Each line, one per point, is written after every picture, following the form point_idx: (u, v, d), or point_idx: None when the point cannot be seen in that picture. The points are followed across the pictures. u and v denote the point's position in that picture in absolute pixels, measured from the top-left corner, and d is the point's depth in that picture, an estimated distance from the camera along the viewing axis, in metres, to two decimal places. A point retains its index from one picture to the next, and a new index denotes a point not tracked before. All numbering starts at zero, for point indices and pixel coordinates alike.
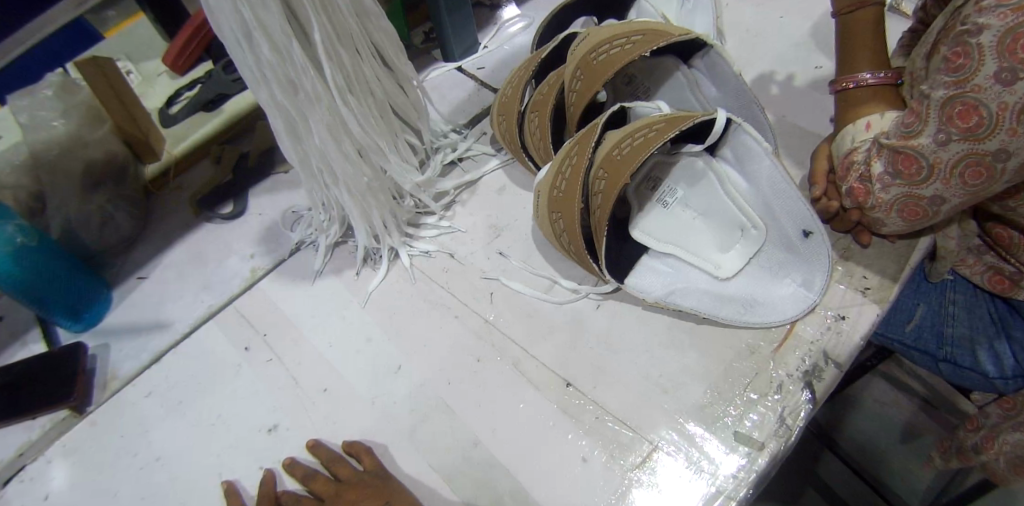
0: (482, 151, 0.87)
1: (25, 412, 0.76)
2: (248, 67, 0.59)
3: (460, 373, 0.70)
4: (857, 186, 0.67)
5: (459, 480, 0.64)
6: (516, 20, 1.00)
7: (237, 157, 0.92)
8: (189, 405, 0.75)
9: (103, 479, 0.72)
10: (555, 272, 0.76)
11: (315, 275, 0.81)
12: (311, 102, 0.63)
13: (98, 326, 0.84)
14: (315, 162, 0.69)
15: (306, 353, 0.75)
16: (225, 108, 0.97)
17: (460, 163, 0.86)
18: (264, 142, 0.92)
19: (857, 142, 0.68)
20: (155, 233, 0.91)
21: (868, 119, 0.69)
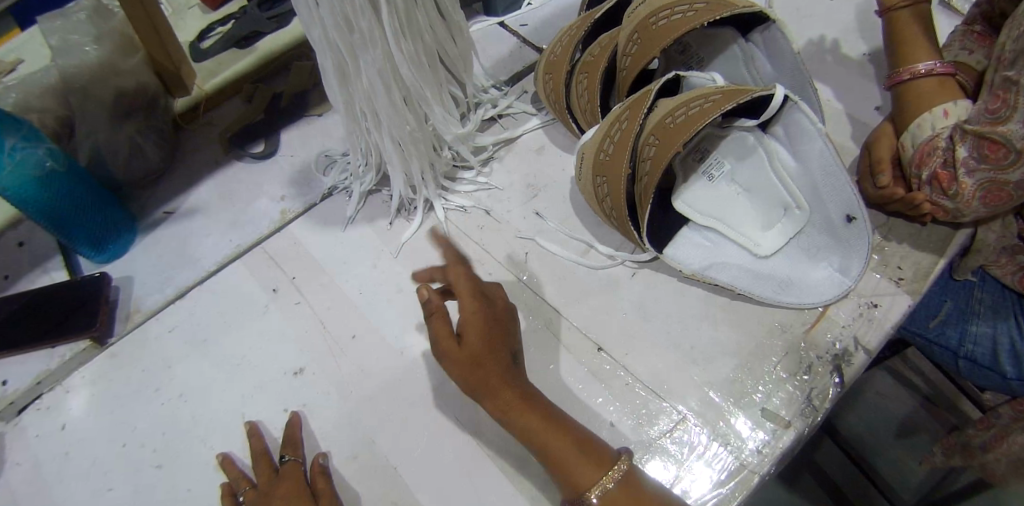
0: (523, 109, 0.85)
1: (47, 340, 0.76)
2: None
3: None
4: (939, 172, 0.64)
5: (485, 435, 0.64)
6: None
7: (269, 98, 0.90)
8: (214, 342, 0.74)
9: (127, 409, 0.72)
10: (592, 237, 0.75)
11: (347, 222, 0.80)
12: (364, 43, 0.61)
13: (121, 258, 0.83)
14: (360, 106, 0.67)
15: (335, 300, 0.74)
16: (256, 47, 0.94)
17: (500, 120, 0.85)
18: (298, 83, 0.90)
19: (939, 129, 0.66)
20: (181, 170, 0.89)
21: (944, 106, 0.67)
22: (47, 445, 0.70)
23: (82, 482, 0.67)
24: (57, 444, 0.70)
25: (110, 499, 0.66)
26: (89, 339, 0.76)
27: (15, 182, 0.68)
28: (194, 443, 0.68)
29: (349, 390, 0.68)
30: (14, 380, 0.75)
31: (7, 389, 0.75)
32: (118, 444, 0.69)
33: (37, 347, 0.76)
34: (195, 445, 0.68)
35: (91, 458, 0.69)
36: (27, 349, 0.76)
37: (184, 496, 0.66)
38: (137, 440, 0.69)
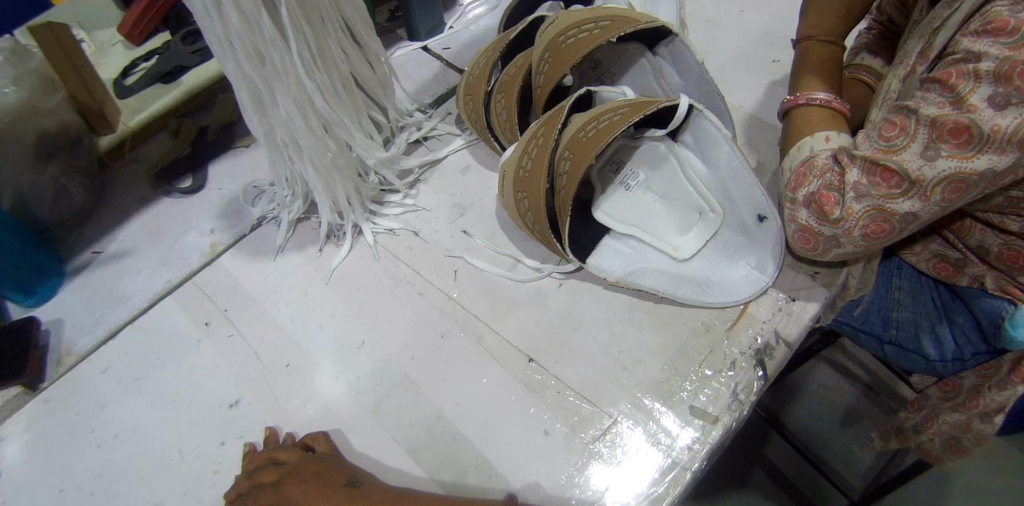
0: (448, 131, 0.87)
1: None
2: (214, 34, 0.58)
3: (424, 350, 0.71)
4: (823, 195, 0.60)
5: (423, 453, 0.65)
6: (480, 3, 1.00)
7: (195, 131, 0.89)
8: (149, 380, 0.73)
9: (59, 456, 0.70)
10: (519, 251, 0.77)
11: (277, 251, 0.80)
12: (277, 75, 0.62)
13: (50, 301, 0.81)
14: (279, 136, 0.68)
15: (268, 329, 0.74)
16: (183, 80, 0.93)
17: (425, 142, 0.86)
18: (224, 116, 0.90)
19: (816, 151, 0.65)
20: (110, 208, 0.88)
21: (826, 133, 0.66)
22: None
23: None
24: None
25: None
26: (19, 385, 0.74)
27: None
28: (132, 484, 0.67)
29: (285, 420, 0.68)
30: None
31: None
32: (51, 490, 0.68)
33: None
34: (132, 486, 0.67)
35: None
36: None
37: None
38: (69, 488, 0.67)
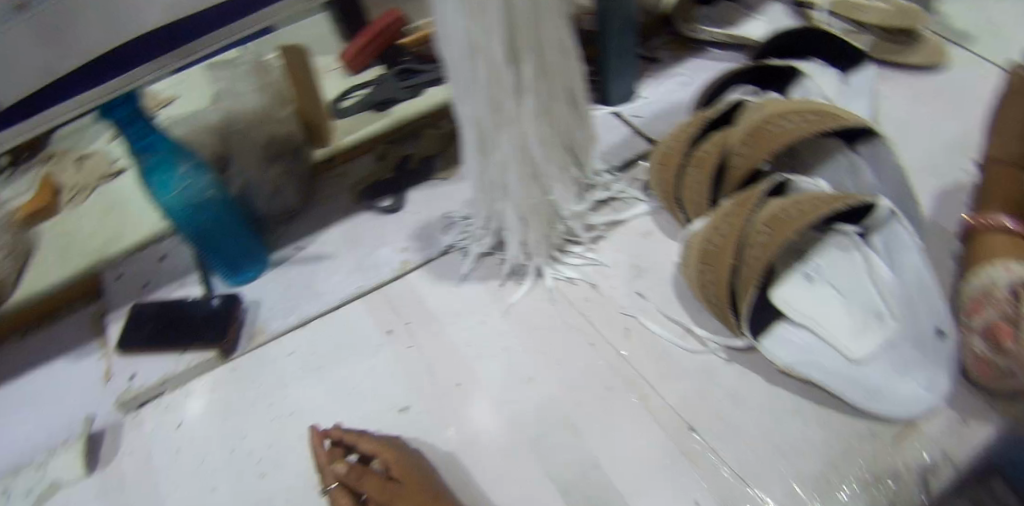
0: (635, 196, 0.92)
1: (174, 345, 0.83)
2: (463, 77, 0.65)
3: (586, 394, 0.75)
4: (998, 326, 0.65)
5: (574, 495, 0.67)
6: (673, 79, 1.06)
7: (399, 158, 0.99)
8: (329, 370, 0.80)
9: (241, 424, 0.78)
10: (690, 321, 0.80)
11: (462, 278, 0.86)
12: (508, 122, 0.69)
13: (251, 284, 0.90)
14: (493, 177, 0.75)
15: (445, 349, 0.80)
16: (393, 112, 1.03)
17: (611, 203, 0.92)
18: (427, 148, 0.99)
19: (995, 281, 0.68)
20: (309, 209, 0.97)
21: (1007, 262, 0.68)
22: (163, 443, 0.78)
23: (185, 481, 0.74)
24: (171, 445, 0.78)
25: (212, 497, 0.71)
26: (217, 350, 0.83)
27: (178, 204, 0.79)
28: (296, 459, 0.73)
29: (452, 438, 0.73)
30: (143, 377, 0.83)
31: (136, 383, 0.83)
32: (226, 449, 0.76)
33: (165, 350, 0.84)
34: (296, 461, 0.73)
35: (199, 459, 0.76)
36: (159, 350, 0.84)
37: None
38: (248, 456, 0.75)
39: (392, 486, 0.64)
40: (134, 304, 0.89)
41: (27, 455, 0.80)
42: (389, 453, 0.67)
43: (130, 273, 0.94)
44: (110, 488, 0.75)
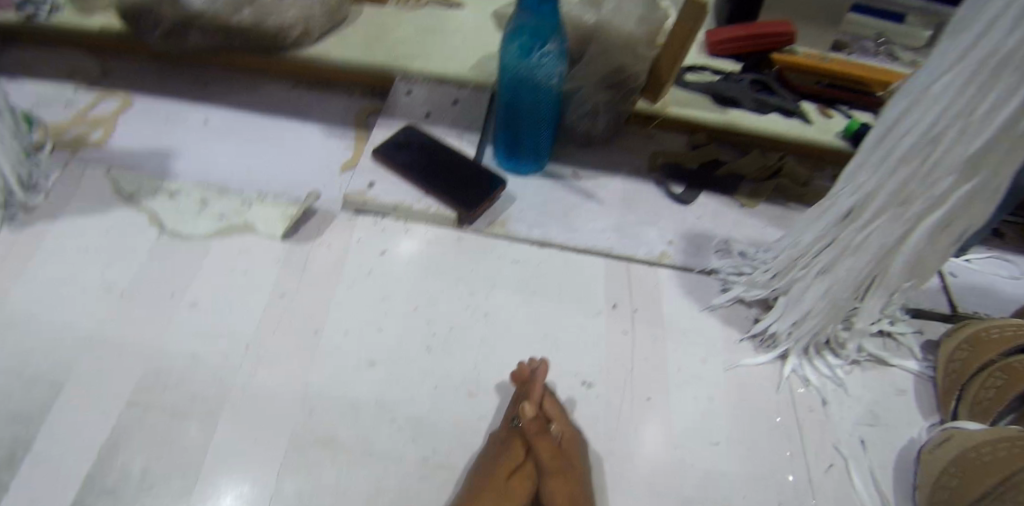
0: (913, 347, 0.86)
1: (422, 182, 0.86)
2: (886, 150, 0.63)
3: (755, 499, 0.71)
4: None
5: None
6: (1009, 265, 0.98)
7: (711, 158, 1.00)
8: (541, 300, 0.81)
9: (439, 294, 0.80)
10: (894, 501, 0.73)
11: (710, 308, 0.86)
12: (895, 221, 0.63)
13: (516, 175, 0.93)
14: (832, 250, 0.72)
15: (657, 359, 0.79)
16: (731, 113, 0.99)
17: (886, 337, 0.87)
18: (742, 168, 0.99)
19: None
20: (604, 152, 1.00)
21: None
22: (360, 258, 0.82)
23: (366, 305, 0.78)
24: (361, 261, 0.82)
25: (377, 336, 0.76)
26: (457, 213, 0.84)
27: (521, 74, 0.78)
28: (468, 359, 0.75)
29: (616, 445, 0.72)
30: (380, 192, 0.86)
31: (372, 192, 0.86)
32: (410, 304, 0.78)
33: (409, 180, 0.87)
34: (467, 360, 0.74)
35: (383, 294, 0.79)
36: (407, 178, 0.87)
37: (428, 389, 0.72)
38: (430, 327, 0.77)
39: (563, 460, 0.64)
40: (412, 124, 0.94)
41: (239, 181, 0.92)
42: (564, 425, 0.67)
43: (420, 97, 0.99)
44: (291, 261, 0.81)
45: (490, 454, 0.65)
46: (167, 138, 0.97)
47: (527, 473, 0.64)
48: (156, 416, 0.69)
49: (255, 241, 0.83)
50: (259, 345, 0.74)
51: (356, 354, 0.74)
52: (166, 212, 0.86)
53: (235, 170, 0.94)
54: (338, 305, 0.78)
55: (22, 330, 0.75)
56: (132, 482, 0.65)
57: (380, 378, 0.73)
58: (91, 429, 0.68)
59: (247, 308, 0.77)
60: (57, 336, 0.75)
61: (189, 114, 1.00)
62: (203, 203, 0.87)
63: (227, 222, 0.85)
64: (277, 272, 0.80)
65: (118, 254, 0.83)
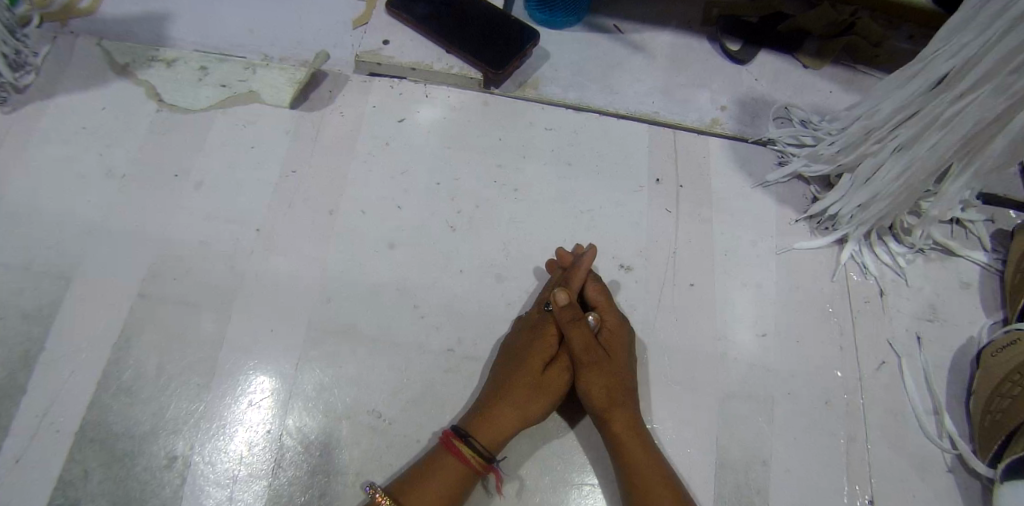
0: (982, 237, 0.76)
1: (442, 37, 0.79)
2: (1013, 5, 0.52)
3: (802, 397, 0.66)
4: None
5: (727, 474, 0.62)
6: None
7: (774, 12, 0.87)
8: (576, 173, 0.73)
9: (465, 167, 0.72)
10: (946, 403, 0.67)
11: (762, 184, 0.77)
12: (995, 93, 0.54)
13: (547, 26, 0.83)
14: (915, 122, 0.63)
15: (701, 242, 0.72)
16: None
17: (955, 226, 0.77)
18: (810, 22, 0.85)
19: None
20: (646, 6, 0.88)
21: None
22: (374, 128, 0.74)
23: (383, 181, 0.71)
24: (376, 131, 0.74)
25: (398, 216, 0.69)
26: (480, 76, 0.78)
27: None
28: (495, 239, 0.69)
29: (650, 335, 0.67)
30: (396, 50, 0.80)
31: (387, 52, 0.79)
32: (433, 180, 0.71)
33: (428, 35, 0.80)
34: (494, 240, 0.69)
35: (402, 168, 0.72)
36: (426, 33, 0.80)
37: (452, 273, 0.67)
38: (454, 205, 0.70)
39: (596, 351, 0.58)
40: None
41: (241, 45, 0.83)
42: (609, 315, 0.61)
43: None
44: (302, 133, 0.74)
45: (521, 345, 0.60)
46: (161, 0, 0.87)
47: (565, 364, 0.59)
48: (167, 307, 0.67)
49: (262, 110, 0.76)
50: (271, 229, 0.69)
51: (373, 235, 0.68)
52: (166, 82, 0.80)
53: (237, 34, 0.85)
54: (355, 182, 0.71)
55: (28, 216, 0.72)
56: (149, 380, 0.64)
57: (401, 260, 0.67)
58: (106, 317, 0.67)
59: (255, 185, 0.72)
60: (64, 221, 0.71)
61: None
62: (203, 71, 0.80)
63: (230, 91, 0.78)
64: (285, 146, 0.73)
65: (120, 131, 0.77)
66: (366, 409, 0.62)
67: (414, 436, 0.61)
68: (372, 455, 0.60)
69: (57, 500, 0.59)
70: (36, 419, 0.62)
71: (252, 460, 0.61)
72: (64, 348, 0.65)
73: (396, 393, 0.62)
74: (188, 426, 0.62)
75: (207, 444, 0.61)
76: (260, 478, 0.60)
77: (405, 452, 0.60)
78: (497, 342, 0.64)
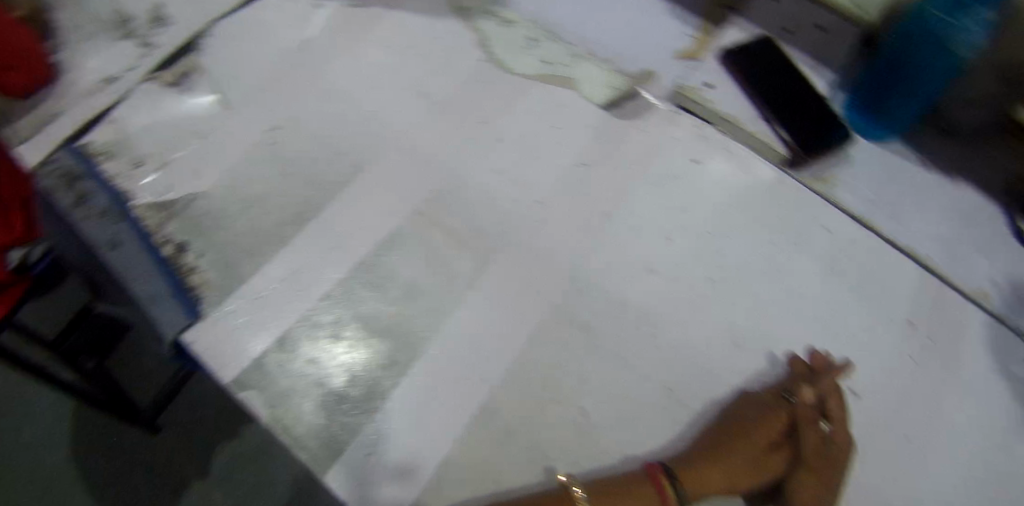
0: None
1: (762, 101, 0.79)
2: None
3: None
4: None
5: None
6: None
7: None
8: (840, 283, 0.74)
9: (739, 229, 0.75)
10: None
11: (1005, 371, 0.71)
12: None
13: (857, 134, 0.82)
14: None
15: (937, 407, 0.69)
16: None
17: None
18: None
19: None
20: (957, 150, 0.83)
21: None
22: (670, 158, 0.76)
23: (663, 210, 0.74)
24: (670, 162, 0.76)
25: (665, 248, 0.73)
26: (785, 153, 0.77)
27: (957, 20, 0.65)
28: (741, 310, 0.72)
29: (860, 472, 0.65)
30: (713, 95, 0.80)
31: (705, 92, 0.80)
32: (706, 230, 0.75)
33: (749, 94, 0.80)
34: (740, 310, 0.72)
35: (682, 206, 0.75)
36: (747, 92, 0.80)
37: (696, 323, 0.71)
38: (718, 259, 0.74)
39: (822, 463, 0.64)
40: (767, 34, 0.83)
41: (570, 28, 0.86)
42: (841, 432, 0.64)
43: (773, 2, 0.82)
44: (604, 132, 0.77)
45: (755, 421, 0.67)
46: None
47: (787, 453, 0.69)
48: (438, 234, 0.72)
49: (573, 99, 0.78)
50: (550, 208, 0.73)
51: (636, 258, 0.72)
52: (491, 35, 0.83)
53: (565, 21, 0.89)
54: (636, 198, 0.74)
55: (345, 103, 0.78)
56: (394, 289, 0.71)
57: (652, 289, 0.72)
58: (384, 218, 0.73)
59: (547, 163, 0.75)
60: (369, 120, 0.77)
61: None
62: (528, 41, 0.82)
63: (547, 70, 0.80)
64: (585, 139, 0.76)
65: (442, 59, 0.81)
66: (575, 405, 0.68)
67: (606, 450, 0.66)
68: (567, 448, 0.66)
69: (274, 352, 0.69)
70: (288, 272, 0.72)
71: (438, 401, 0.67)
72: (342, 227, 0.73)
73: (611, 403, 0.68)
74: (404, 347, 0.70)
75: (410, 371, 0.69)
76: (438, 421, 0.66)
77: (597, 460, 0.66)
78: (712, 402, 0.69)
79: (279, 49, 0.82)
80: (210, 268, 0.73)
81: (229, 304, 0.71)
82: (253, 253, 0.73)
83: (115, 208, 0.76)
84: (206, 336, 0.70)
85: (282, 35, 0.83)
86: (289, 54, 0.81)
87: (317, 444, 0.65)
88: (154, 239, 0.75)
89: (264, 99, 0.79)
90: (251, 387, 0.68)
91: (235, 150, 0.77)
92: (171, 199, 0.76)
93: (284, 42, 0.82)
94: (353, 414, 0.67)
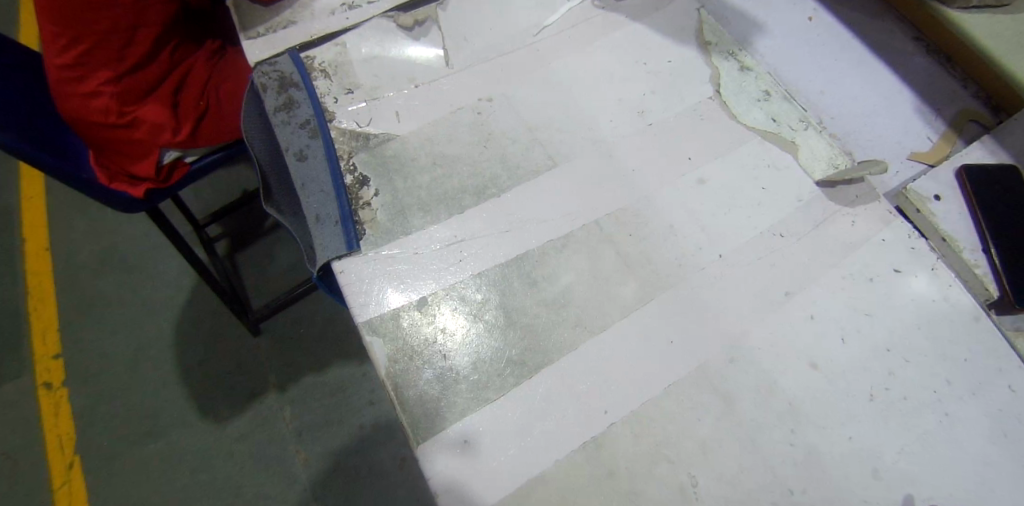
0: None
1: (990, 234, 0.76)
2: None
3: None
4: None
5: None
6: None
7: None
8: (1010, 451, 0.67)
9: (918, 356, 0.70)
10: None
11: None
12: None
13: None
14: None
15: None
16: None
17: None
18: None
19: None
20: None
21: None
22: (869, 258, 0.74)
23: (843, 307, 0.72)
24: (868, 263, 0.74)
25: (833, 346, 0.70)
26: (995, 294, 0.75)
27: None
28: (893, 439, 0.67)
29: None
30: (940, 211, 0.78)
31: (931, 206, 0.79)
32: (883, 343, 0.71)
33: (977, 222, 0.77)
34: (892, 438, 0.67)
35: (863, 312, 0.72)
36: (976, 218, 0.77)
37: (841, 435, 0.67)
38: (886, 379, 0.69)
39: None
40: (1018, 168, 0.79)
41: (807, 100, 0.87)
42: None
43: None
44: (809, 210, 0.76)
45: None
46: (766, 13, 0.93)
47: None
48: (611, 253, 0.73)
49: (793, 165, 0.79)
50: (727, 265, 0.73)
51: (798, 345, 0.70)
52: (726, 80, 0.83)
53: (803, 87, 0.88)
54: (820, 286, 0.72)
55: (567, 101, 0.81)
56: (552, 290, 0.71)
57: (806, 383, 0.68)
58: (567, 220, 0.74)
59: (739, 222, 0.75)
60: (583, 125, 0.80)
61: (797, 3, 0.94)
62: (767, 95, 0.83)
63: (778, 128, 0.80)
64: (787, 210, 0.76)
65: (669, 88, 0.82)
66: (687, 470, 0.64)
67: None
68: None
69: (415, 309, 0.70)
70: (454, 237, 0.73)
71: (560, 414, 0.65)
72: (521, 214, 0.75)
73: (726, 481, 0.64)
74: (541, 350, 0.68)
75: (540, 375, 0.67)
76: (552, 436, 0.65)
77: None
78: None
79: (520, 32, 0.85)
80: (382, 208, 0.75)
81: (395, 246, 0.72)
82: (431, 209, 0.75)
83: (314, 123, 0.78)
84: (359, 272, 0.71)
85: (526, 20, 0.86)
86: (528, 40, 0.85)
87: (423, 412, 0.65)
88: (340, 163, 0.77)
89: (491, 69, 0.83)
90: (380, 334, 0.68)
91: (446, 106, 0.80)
92: (368, 132, 0.79)
93: (526, 27, 0.86)
94: (465, 398, 0.66)
